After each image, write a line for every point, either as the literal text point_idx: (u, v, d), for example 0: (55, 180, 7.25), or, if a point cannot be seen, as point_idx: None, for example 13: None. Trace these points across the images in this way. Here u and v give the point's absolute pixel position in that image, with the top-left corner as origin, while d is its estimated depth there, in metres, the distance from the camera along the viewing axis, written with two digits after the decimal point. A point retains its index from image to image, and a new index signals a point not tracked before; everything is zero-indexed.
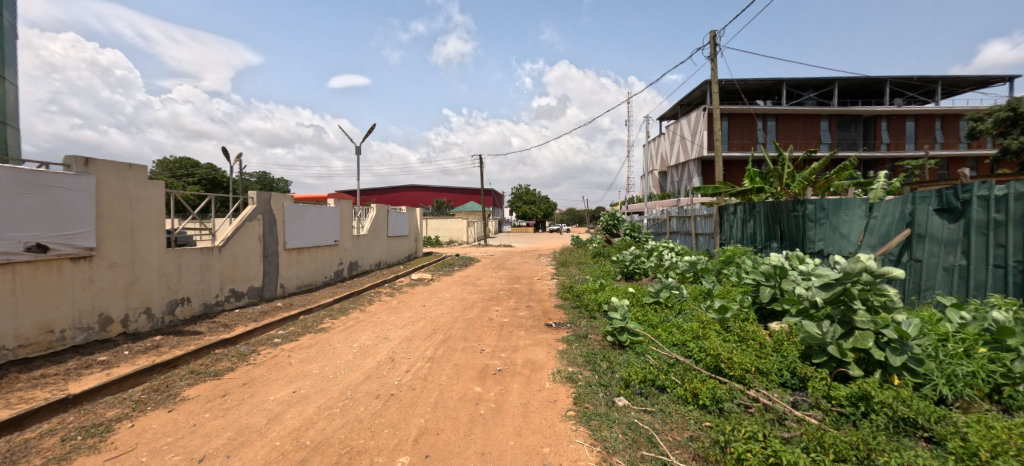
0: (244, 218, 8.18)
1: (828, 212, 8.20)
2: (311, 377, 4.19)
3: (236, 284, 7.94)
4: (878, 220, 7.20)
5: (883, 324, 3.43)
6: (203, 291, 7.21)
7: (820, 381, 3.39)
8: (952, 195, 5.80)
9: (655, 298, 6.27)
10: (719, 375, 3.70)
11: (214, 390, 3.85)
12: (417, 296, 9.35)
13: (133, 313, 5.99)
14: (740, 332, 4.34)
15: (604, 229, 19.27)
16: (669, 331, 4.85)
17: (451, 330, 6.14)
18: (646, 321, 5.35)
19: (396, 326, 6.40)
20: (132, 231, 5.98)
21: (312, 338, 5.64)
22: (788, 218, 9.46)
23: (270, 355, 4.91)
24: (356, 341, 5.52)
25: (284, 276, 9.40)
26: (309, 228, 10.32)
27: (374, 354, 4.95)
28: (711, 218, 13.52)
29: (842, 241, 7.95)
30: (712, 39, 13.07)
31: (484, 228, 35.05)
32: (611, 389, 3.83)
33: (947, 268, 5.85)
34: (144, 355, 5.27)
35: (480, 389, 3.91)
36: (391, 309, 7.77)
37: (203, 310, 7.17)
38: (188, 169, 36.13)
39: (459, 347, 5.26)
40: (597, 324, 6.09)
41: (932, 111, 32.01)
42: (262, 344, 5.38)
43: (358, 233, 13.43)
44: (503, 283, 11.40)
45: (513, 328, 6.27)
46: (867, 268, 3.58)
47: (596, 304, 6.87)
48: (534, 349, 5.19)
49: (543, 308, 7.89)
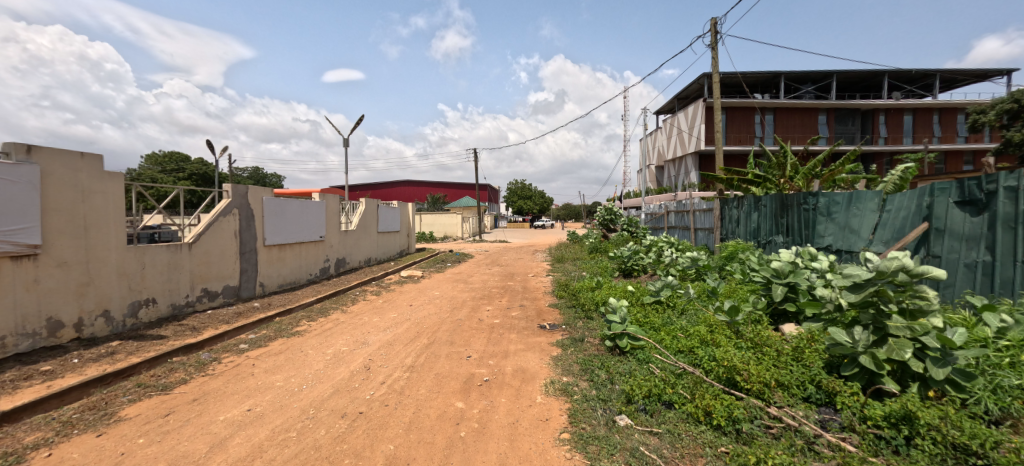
0: (217, 213, 7.66)
1: (841, 206, 7.82)
2: (274, 391, 3.72)
3: (208, 283, 7.43)
4: (891, 214, 6.78)
5: (922, 331, 2.99)
6: (172, 291, 6.70)
7: (851, 397, 2.95)
8: (975, 187, 5.34)
9: (657, 297, 5.86)
10: (733, 389, 3.26)
11: (157, 410, 3.36)
12: (405, 294, 8.87)
13: (88, 317, 5.49)
14: (754, 337, 3.89)
15: (601, 224, 18.80)
16: (674, 335, 4.40)
17: (437, 333, 5.66)
18: (649, 324, 4.89)
19: (377, 329, 5.92)
20: (85, 226, 5.47)
21: (283, 343, 5.14)
22: (796, 212, 9.05)
23: (231, 364, 4.41)
24: (331, 347, 5.04)
25: (264, 274, 8.89)
26: (291, 224, 9.79)
27: (348, 362, 4.46)
28: (712, 212, 13.04)
29: (853, 237, 7.56)
30: (713, 26, 12.61)
31: (479, 224, 34.51)
32: (611, 405, 3.37)
33: (969, 265, 5.40)
34: (94, 364, 4.76)
35: (462, 405, 3.44)
36: (375, 309, 7.30)
37: (170, 312, 6.66)
38: (178, 164, 35.38)
39: (443, 353, 4.78)
40: (594, 326, 5.62)
41: (931, 105, 31.66)
42: (226, 351, 4.88)
43: (346, 228, 12.90)
44: (496, 281, 10.90)
45: (504, 331, 5.80)
46: (903, 268, 3.12)
47: (593, 304, 6.41)
48: (525, 355, 4.72)
49: (537, 307, 7.42)
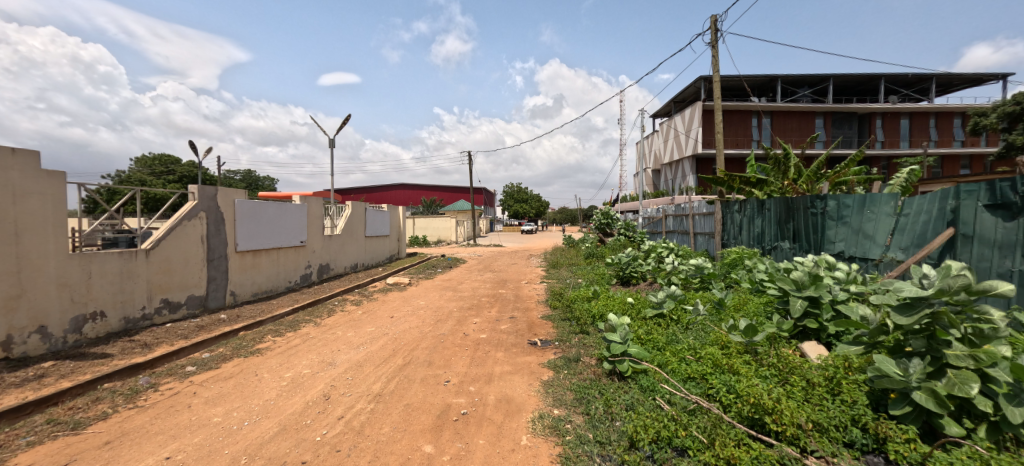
0: (181, 217, 7.02)
1: (853, 210, 7.30)
2: (206, 432, 3.10)
3: (169, 293, 6.79)
4: (909, 218, 6.27)
5: (990, 362, 2.45)
6: (125, 303, 6.07)
7: (905, 445, 2.40)
8: (1009, 188, 4.79)
9: (659, 310, 5.33)
10: (760, 433, 2.71)
11: (56, 459, 2.77)
12: (388, 304, 8.26)
13: (19, 333, 4.87)
14: (778, 361, 3.35)
15: (598, 228, 18.25)
16: (683, 358, 3.82)
17: (414, 351, 5.04)
18: (652, 343, 4.31)
19: (349, 346, 5.29)
20: (15, 232, 4.87)
21: (236, 365, 4.53)
22: (803, 216, 8.52)
23: (168, 393, 3.80)
24: (291, 369, 4.41)
25: (235, 282, 8.26)
26: (268, 228, 9.18)
27: (306, 390, 3.85)
28: (712, 216, 12.51)
29: (867, 243, 7.04)
30: (713, 23, 12.12)
31: (473, 227, 33.88)
32: (610, 450, 2.80)
33: (1004, 274, 4.84)
34: (16, 391, 4.13)
35: (431, 449, 2.85)
36: (352, 322, 6.68)
37: (123, 327, 6.03)
38: (168, 166, 34.72)
39: (418, 376, 4.20)
40: (591, 344, 5.03)
41: (928, 109, 31.40)
42: (168, 375, 4.26)
43: (329, 233, 12.27)
44: (486, 289, 10.28)
45: (490, 349, 5.19)
46: (966, 285, 2.57)
47: (589, 318, 5.82)
48: (512, 380, 4.12)
49: (529, 320, 6.81)
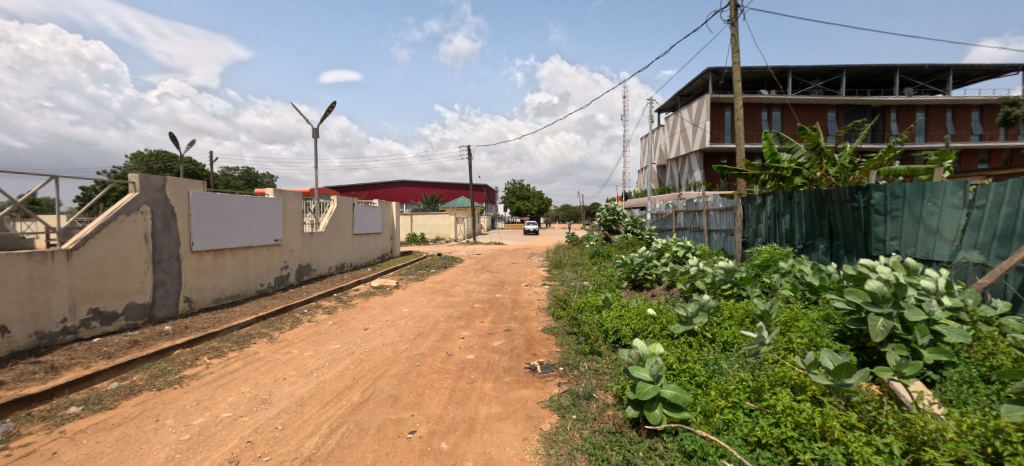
0: (118, 211, 5.92)
1: (906, 201, 6.08)
2: None
3: (102, 302, 5.72)
4: (986, 211, 5.11)
5: None
6: (37, 315, 5.04)
7: None
8: None
9: (689, 326, 4.24)
10: None
11: None
12: (365, 313, 7.13)
13: None
14: (898, 424, 2.25)
15: (603, 225, 17.03)
16: (740, 405, 2.71)
17: (378, 382, 3.93)
18: (689, 377, 3.21)
19: (300, 373, 4.19)
20: None
21: (139, 404, 3.45)
22: (841, 211, 7.36)
23: (18, 454, 2.74)
24: (208, 411, 3.31)
25: (191, 287, 7.17)
26: (231, 224, 8.07)
27: (212, 449, 2.75)
28: (731, 212, 11.30)
29: (930, 241, 5.79)
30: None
31: (474, 225, 32.73)
32: None
33: None
34: None
35: None
36: (317, 336, 5.61)
37: (33, 344, 4.99)
38: (166, 163, 33.74)
39: (374, 424, 3.10)
40: (606, 374, 3.89)
41: (946, 101, 29.99)
42: (40, 420, 3.20)
43: (311, 230, 11.15)
44: (481, 293, 9.14)
45: (477, 377, 4.08)
46: None
47: (601, 337, 4.68)
48: (500, 430, 3.00)
49: (527, 333, 5.70)
